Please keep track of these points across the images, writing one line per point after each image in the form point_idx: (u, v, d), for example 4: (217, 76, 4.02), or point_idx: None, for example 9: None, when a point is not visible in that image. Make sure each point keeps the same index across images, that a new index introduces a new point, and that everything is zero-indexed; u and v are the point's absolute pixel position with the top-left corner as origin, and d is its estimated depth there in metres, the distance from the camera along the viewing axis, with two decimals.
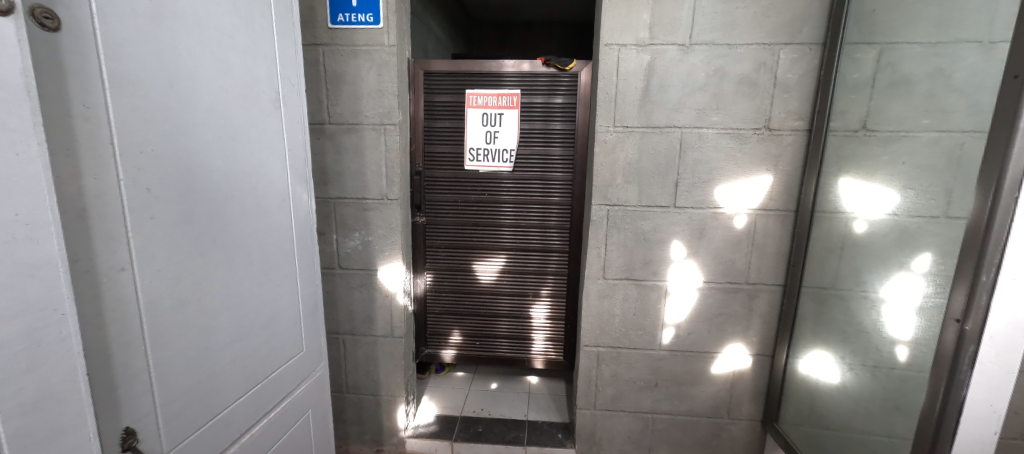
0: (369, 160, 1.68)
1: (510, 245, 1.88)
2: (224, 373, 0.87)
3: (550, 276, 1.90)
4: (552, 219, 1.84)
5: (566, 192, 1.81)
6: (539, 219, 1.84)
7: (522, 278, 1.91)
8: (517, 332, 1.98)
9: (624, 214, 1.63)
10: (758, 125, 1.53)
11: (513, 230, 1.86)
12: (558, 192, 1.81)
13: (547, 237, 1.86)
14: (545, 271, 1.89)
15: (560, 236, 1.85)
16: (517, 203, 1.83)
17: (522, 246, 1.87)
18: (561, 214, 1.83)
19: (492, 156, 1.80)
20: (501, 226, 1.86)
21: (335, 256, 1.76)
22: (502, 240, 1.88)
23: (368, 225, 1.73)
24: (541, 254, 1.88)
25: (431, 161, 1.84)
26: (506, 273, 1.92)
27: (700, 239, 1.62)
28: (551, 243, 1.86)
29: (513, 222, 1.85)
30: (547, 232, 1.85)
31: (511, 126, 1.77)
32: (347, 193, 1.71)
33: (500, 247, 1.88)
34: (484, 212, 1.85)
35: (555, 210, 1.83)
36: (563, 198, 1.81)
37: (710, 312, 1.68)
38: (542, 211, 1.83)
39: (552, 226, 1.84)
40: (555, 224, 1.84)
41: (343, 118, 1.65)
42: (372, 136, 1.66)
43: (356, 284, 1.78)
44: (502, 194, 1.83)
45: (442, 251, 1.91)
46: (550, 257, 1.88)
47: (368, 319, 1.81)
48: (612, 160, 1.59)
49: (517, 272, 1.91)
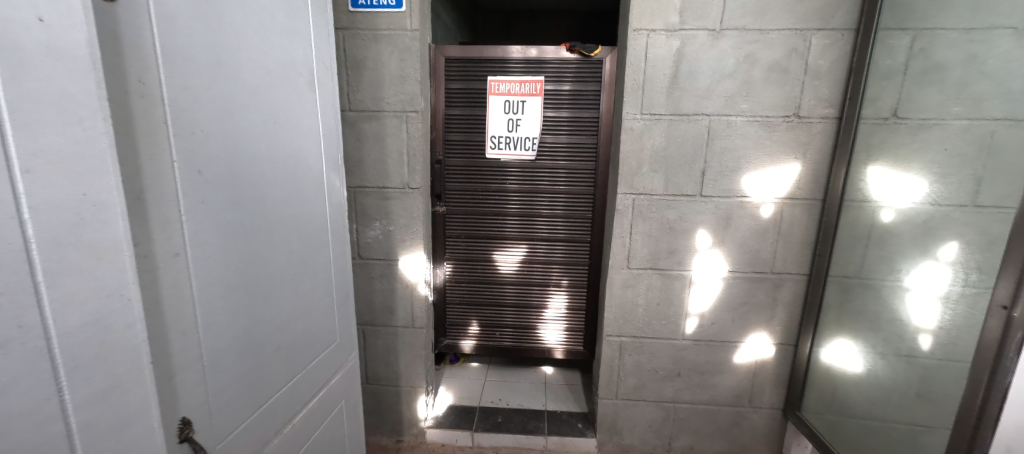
0: (390, 148, 1.65)
1: (514, 234, 1.86)
2: (268, 362, 0.85)
3: (570, 265, 1.87)
4: (558, 207, 1.81)
5: (580, 180, 1.79)
6: (547, 207, 1.82)
7: (531, 270, 1.90)
8: (535, 323, 1.96)
9: (650, 203, 1.61)
10: (788, 112, 1.51)
11: (532, 220, 1.84)
12: (564, 180, 1.79)
13: (555, 226, 1.83)
14: (552, 262, 1.88)
15: (563, 223, 1.83)
16: (521, 191, 1.81)
17: (531, 237, 1.86)
18: (564, 201, 1.81)
19: (514, 144, 1.76)
20: (507, 215, 1.84)
21: (356, 246, 1.74)
22: (507, 230, 1.85)
23: (389, 214, 1.71)
24: (561, 244, 1.85)
25: (444, 150, 1.81)
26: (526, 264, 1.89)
27: (726, 229, 1.61)
28: (564, 233, 1.84)
29: (518, 210, 1.83)
30: (552, 221, 1.83)
31: (533, 114, 1.73)
32: (368, 182, 1.68)
33: (507, 237, 1.86)
34: (491, 200, 1.83)
35: (562, 199, 1.81)
36: (563, 185, 1.79)
37: (733, 301, 1.67)
38: (549, 200, 1.81)
39: (558, 215, 1.82)
40: (558, 212, 1.82)
41: (364, 105, 1.62)
42: (394, 124, 1.63)
43: (377, 274, 1.76)
44: (520, 183, 1.80)
45: (461, 242, 1.89)
46: (570, 247, 1.85)
47: (388, 309, 1.80)
48: (639, 148, 1.57)
49: (531, 263, 1.89)
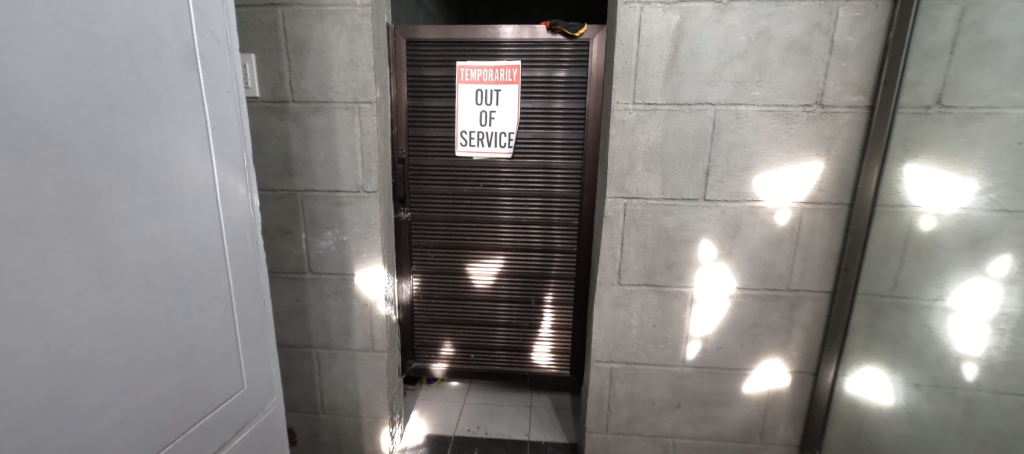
0: (341, 145, 1.41)
1: (507, 246, 1.61)
2: (100, 436, 0.64)
3: (554, 279, 1.63)
4: (554, 214, 1.57)
5: (569, 183, 1.55)
6: (541, 215, 1.58)
7: (524, 283, 1.65)
8: (525, 344, 1.72)
9: (644, 209, 1.37)
10: (808, 100, 1.27)
11: (512, 227, 1.59)
12: (545, 181, 1.55)
13: (551, 237, 1.59)
14: (548, 275, 1.63)
15: (562, 233, 1.59)
16: (515, 198, 1.57)
17: (521, 249, 1.61)
18: (562, 208, 1.57)
19: (488, 140, 1.53)
20: (499, 226, 1.60)
21: (304, 258, 1.51)
22: (500, 240, 1.61)
23: (343, 222, 1.47)
24: (545, 256, 1.61)
25: (420, 148, 1.56)
26: (507, 277, 1.65)
27: (735, 238, 1.37)
28: (556, 243, 1.60)
29: (512, 220, 1.59)
30: (551, 230, 1.59)
31: (509, 105, 1.49)
32: (317, 185, 1.45)
33: (499, 247, 1.62)
34: (479, 206, 1.59)
35: (556, 205, 1.56)
36: (563, 190, 1.55)
37: (743, 323, 1.42)
38: (547, 208, 1.57)
39: (557, 224, 1.58)
40: (557, 220, 1.58)
41: (310, 95, 1.38)
42: (344, 117, 1.39)
43: (330, 291, 1.54)
44: (498, 185, 1.56)
45: (430, 252, 1.65)
46: (555, 259, 1.61)
47: (345, 331, 1.57)
48: (631, 144, 1.33)
49: (522, 276, 1.64)
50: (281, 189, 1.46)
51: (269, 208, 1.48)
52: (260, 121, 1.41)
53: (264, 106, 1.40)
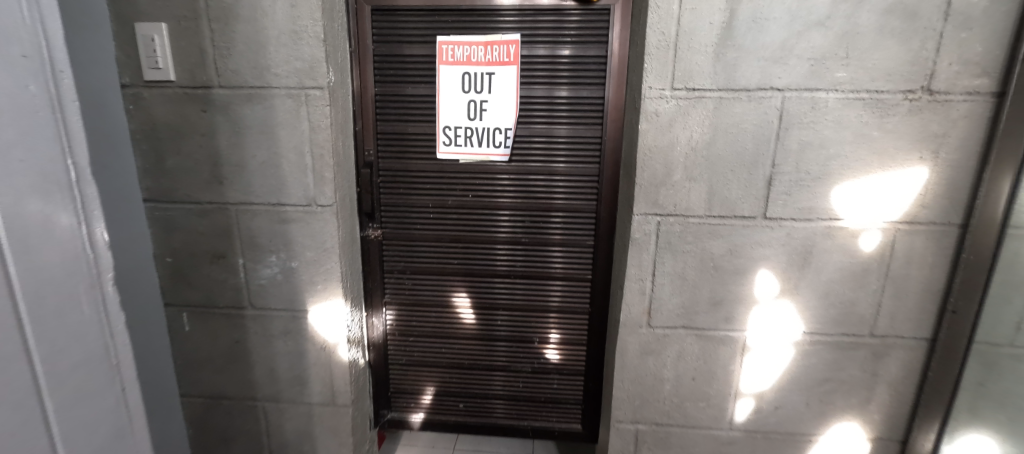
0: (284, 144, 1.08)
1: (510, 273, 1.27)
2: None
3: (555, 314, 1.29)
4: (552, 232, 1.24)
5: (570, 193, 1.21)
6: (547, 234, 1.24)
7: (529, 319, 1.30)
8: (535, 394, 1.37)
9: (684, 230, 1.03)
10: (911, 85, 0.93)
11: (497, 249, 1.26)
12: (553, 190, 1.21)
13: (550, 261, 1.26)
14: (547, 308, 1.29)
15: (560, 253, 1.25)
16: (516, 214, 1.23)
17: (515, 277, 1.28)
18: (563, 224, 1.23)
19: (478, 139, 1.19)
20: (496, 248, 1.26)
21: (243, 291, 1.18)
22: (497, 265, 1.27)
23: (290, 244, 1.14)
24: (547, 286, 1.28)
25: (400, 149, 1.22)
26: (490, 311, 1.31)
27: (803, 269, 1.03)
28: (552, 265, 1.26)
29: (511, 240, 1.25)
30: (547, 250, 1.25)
31: (505, 93, 1.15)
32: (255, 196, 1.12)
33: (497, 274, 1.28)
34: (470, 222, 1.25)
35: (557, 221, 1.23)
36: (564, 203, 1.22)
37: (810, 376, 1.10)
38: (567, 225, 1.23)
39: (554, 243, 1.24)
40: (554, 239, 1.24)
41: (241, 78, 1.05)
42: (287, 107, 1.05)
43: (277, 331, 1.20)
44: (484, 196, 1.23)
45: (408, 280, 1.31)
46: (548, 286, 1.28)
47: (297, 381, 1.23)
48: (668, 144, 0.99)
49: (519, 309, 1.30)
50: (210, 201, 1.13)
51: (195, 227, 1.15)
52: (179, 113, 1.08)
53: (182, 93, 1.07)
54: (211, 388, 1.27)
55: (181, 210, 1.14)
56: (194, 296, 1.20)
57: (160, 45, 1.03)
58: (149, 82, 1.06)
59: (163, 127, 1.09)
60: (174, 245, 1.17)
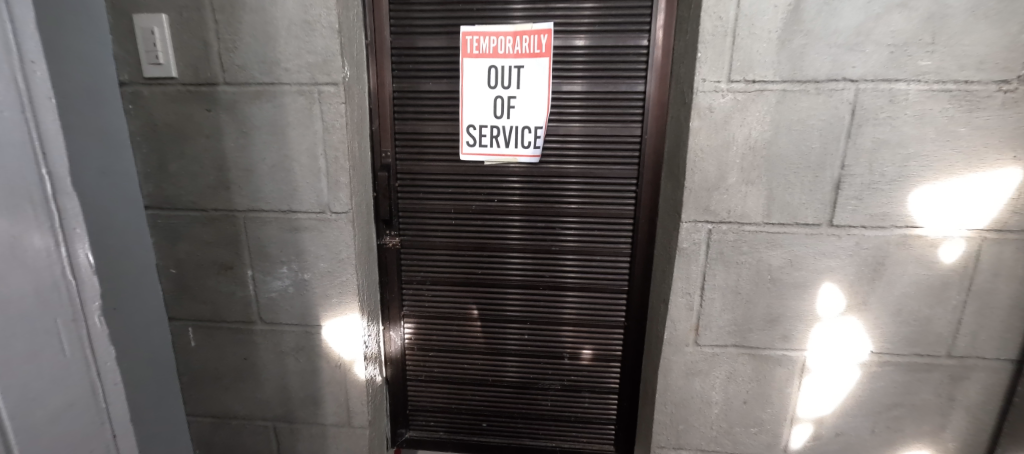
0: (295, 145, 0.99)
1: (538, 284, 1.17)
2: None
3: (583, 328, 1.19)
4: (579, 240, 1.14)
5: (587, 197, 1.11)
6: (580, 241, 1.14)
7: (558, 333, 1.20)
8: (564, 413, 1.27)
9: (738, 239, 0.93)
10: (1007, 74, 0.81)
11: (511, 257, 1.16)
12: (587, 194, 1.11)
13: (563, 270, 1.16)
14: (567, 322, 1.19)
15: (575, 262, 1.15)
16: (547, 220, 1.13)
17: (534, 288, 1.18)
18: (577, 231, 1.13)
19: (505, 138, 1.09)
20: (514, 256, 1.16)
21: (252, 305, 1.10)
22: (523, 275, 1.17)
23: (301, 254, 1.05)
24: (573, 298, 1.18)
25: (419, 151, 1.13)
26: (503, 325, 1.22)
27: (873, 282, 0.92)
28: (565, 275, 1.16)
29: (540, 248, 1.15)
30: (567, 259, 1.15)
31: (535, 88, 1.05)
32: (264, 203, 1.03)
33: (520, 285, 1.18)
34: (480, 229, 1.15)
35: (578, 228, 1.13)
36: (576, 209, 1.12)
37: (876, 400, 0.99)
38: (601, 232, 1.13)
39: (568, 251, 1.14)
40: (568, 248, 1.14)
41: (249, 74, 0.96)
42: (298, 105, 0.96)
43: (289, 347, 1.12)
44: (498, 200, 1.13)
45: (428, 292, 1.21)
46: (567, 298, 1.18)
47: (311, 400, 1.15)
48: (723, 143, 0.88)
49: (539, 322, 1.20)
50: (216, 208, 1.05)
51: (201, 236, 1.07)
52: (182, 113, 1.00)
53: (185, 91, 0.98)
54: (220, 407, 1.19)
55: (186, 218, 1.06)
56: (201, 310, 1.12)
57: (160, 39, 0.95)
58: (149, 79, 0.98)
59: (165, 128, 1.01)
60: (179, 255, 1.09)
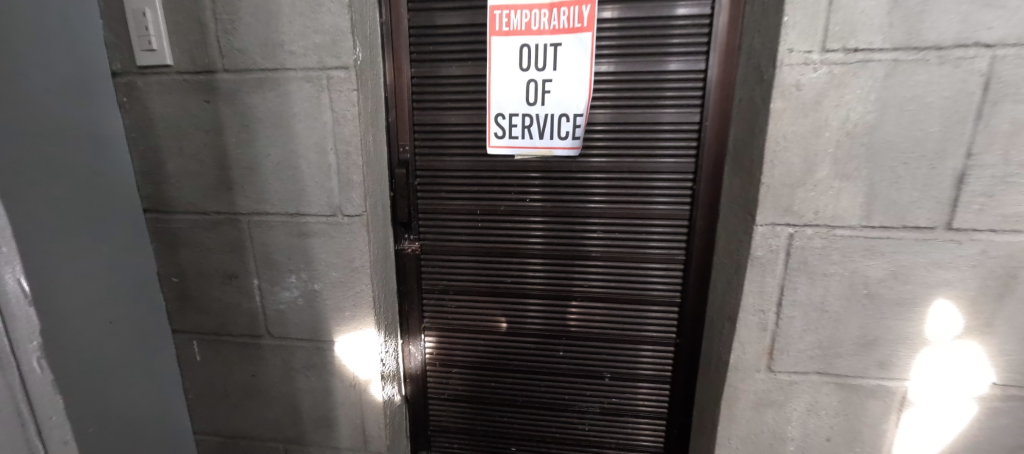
0: (302, 139, 0.87)
1: (577, 295, 1.03)
2: None
3: (622, 346, 1.04)
4: (625, 245, 0.98)
5: (617, 196, 0.96)
6: (625, 247, 0.98)
7: (599, 350, 1.06)
8: (605, 440, 1.12)
9: (828, 246, 0.76)
10: None
11: (534, 263, 1.03)
12: (635, 192, 0.95)
13: (599, 279, 1.01)
14: (609, 337, 1.04)
15: (613, 270, 1.00)
16: (587, 222, 0.98)
17: (572, 300, 1.03)
18: (610, 235, 0.98)
19: (539, 129, 0.95)
20: (548, 264, 1.02)
21: (259, 317, 1.00)
22: (560, 284, 1.03)
23: (311, 262, 0.93)
24: (611, 312, 1.03)
25: (441, 144, 1.00)
26: (526, 338, 1.08)
27: (1002, 300, 0.74)
28: (596, 284, 1.02)
29: (579, 254, 1.00)
30: (610, 266, 1.00)
31: (574, 69, 0.91)
32: (270, 205, 0.92)
33: (555, 295, 1.04)
34: (501, 232, 1.02)
35: (623, 231, 0.97)
36: (615, 209, 0.96)
37: (999, 443, 0.80)
38: (651, 235, 0.97)
39: (612, 257, 0.99)
40: (605, 253, 0.99)
41: (249, 59, 0.84)
42: (305, 92, 0.84)
43: (299, 364, 1.01)
44: (523, 199, 0.99)
45: (451, 302, 1.09)
46: (599, 310, 1.03)
47: (324, 423, 1.04)
48: (813, 128, 0.71)
49: (577, 338, 1.06)
50: (218, 211, 0.94)
51: (203, 242, 0.97)
52: (179, 105, 0.89)
53: (181, 81, 0.88)
54: (229, 426, 1.09)
55: (187, 221, 0.96)
56: (205, 322, 1.03)
57: (152, 21, 0.84)
58: (143, 68, 0.88)
59: (162, 122, 0.91)
60: (181, 263, 0.99)
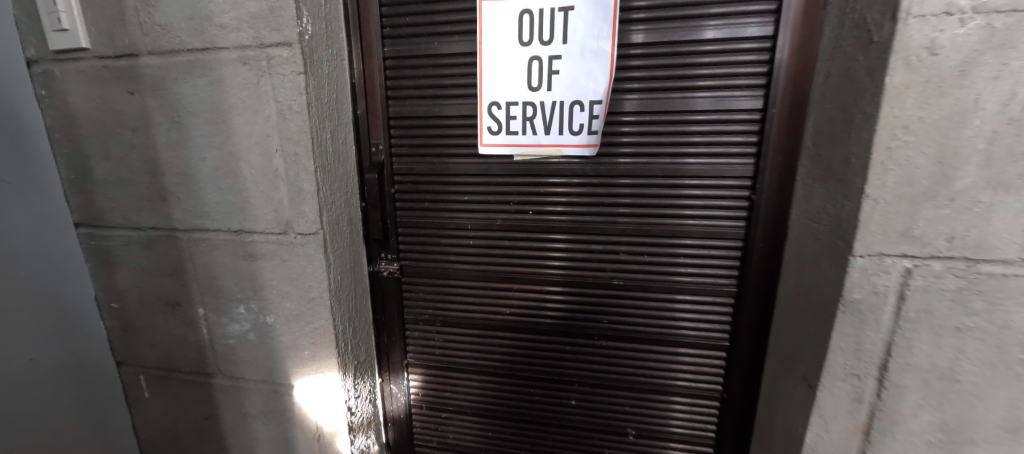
0: (241, 138, 0.69)
1: (593, 333, 0.81)
2: None
3: (651, 398, 0.82)
4: (657, 272, 0.75)
5: (647, 208, 0.73)
6: (658, 274, 0.75)
7: (622, 402, 0.83)
8: None
9: (967, 289, 0.51)
10: None
11: (539, 291, 0.82)
12: (671, 204, 0.72)
13: (622, 313, 0.79)
14: (636, 387, 0.82)
15: (640, 303, 0.77)
16: (607, 242, 0.76)
17: (587, 338, 0.82)
18: (636, 259, 0.76)
19: (544, 122, 0.73)
20: (557, 292, 0.81)
21: (208, 352, 0.83)
22: (572, 318, 0.81)
23: (261, 290, 0.76)
24: (637, 355, 0.80)
25: (422, 143, 0.80)
26: (530, 383, 0.87)
27: None
28: (619, 321, 0.79)
29: (596, 281, 0.78)
30: (637, 298, 0.77)
31: (590, 42, 0.69)
32: (210, 220, 0.74)
33: (566, 332, 0.82)
34: (497, 252, 0.81)
35: (654, 253, 0.75)
36: (643, 226, 0.74)
37: None
38: (693, 261, 0.73)
39: (638, 287, 0.77)
40: (629, 282, 0.77)
41: (173, 37, 0.66)
42: (241, 78, 0.66)
43: (255, 409, 0.84)
44: (526, 211, 0.78)
45: (439, 335, 0.89)
46: (621, 352, 0.81)
47: None
48: (953, 113, 0.47)
49: (594, 385, 0.84)
50: (153, 227, 0.78)
51: (141, 262, 0.81)
52: (101, 97, 0.73)
53: (101, 67, 0.71)
54: None
55: (121, 238, 0.80)
56: (150, 355, 0.87)
57: None
58: (58, 53, 0.72)
59: (84, 119, 0.75)
60: (119, 286, 0.84)
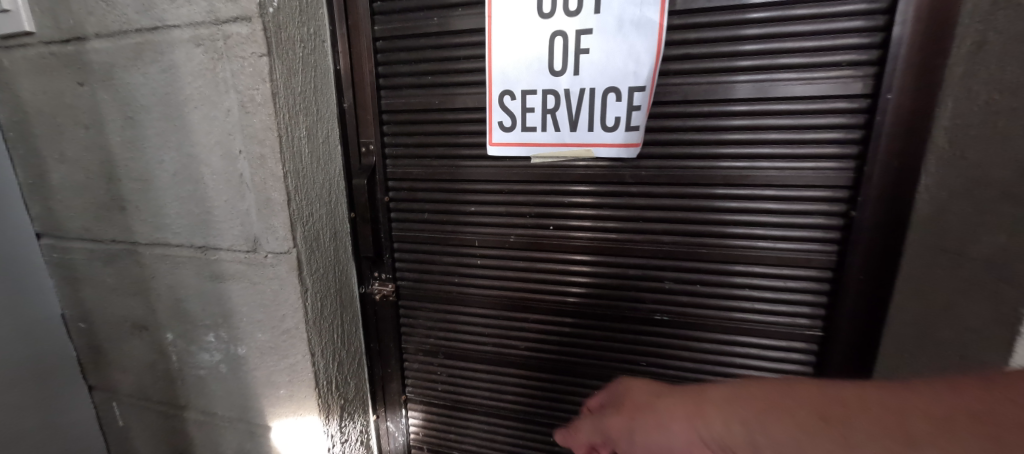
0: (200, 137, 0.57)
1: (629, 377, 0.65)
2: None
3: None
4: (713, 307, 0.59)
5: (701, 226, 0.57)
6: (713, 309, 0.59)
7: None
8: None
9: None
10: None
11: (561, 322, 0.67)
12: (734, 221, 0.56)
13: (665, 356, 0.63)
14: None
15: (688, 344, 0.61)
16: (647, 267, 0.60)
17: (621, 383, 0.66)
18: (686, 288, 0.60)
19: (569, 115, 0.58)
20: (584, 325, 0.65)
21: (179, 382, 0.72)
22: (602, 357, 0.66)
23: (230, 316, 0.64)
24: None
25: (420, 143, 0.66)
26: (548, 431, 0.72)
27: None
28: (661, 364, 0.63)
29: (633, 314, 0.63)
30: (685, 338, 0.61)
31: (630, 11, 0.53)
32: (172, 234, 0.63)
33: (594, 374, 0.67)
34: (510, 275, 0.67)
35: (709, 283, 0.58)
36: (695, 248, 0.58)
37: None
38: (762, 294, 0.57)
39: (688, 324, 0.61)
40: (675, 318, 0.61)
41: (120, 15, 0.55)
42: (196, 63, 0.54)
43: (232, 449, 0.73)
44: (545, 225, 0.63)
45: (441, 368, 0.75)
46: None
47: None
48: None
49: None
50: (114, 240, 0.68)
51: (104, 279, 0.71)
52: (51, 90, 0.63)
53: (48, 55, 0.61)
54: None
55: (82, 251, 0.70)
56: (121, 382, 0.78)
57: None
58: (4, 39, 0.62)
59: (36, 115, 0.65)
60: (84, 305, 0.74)
